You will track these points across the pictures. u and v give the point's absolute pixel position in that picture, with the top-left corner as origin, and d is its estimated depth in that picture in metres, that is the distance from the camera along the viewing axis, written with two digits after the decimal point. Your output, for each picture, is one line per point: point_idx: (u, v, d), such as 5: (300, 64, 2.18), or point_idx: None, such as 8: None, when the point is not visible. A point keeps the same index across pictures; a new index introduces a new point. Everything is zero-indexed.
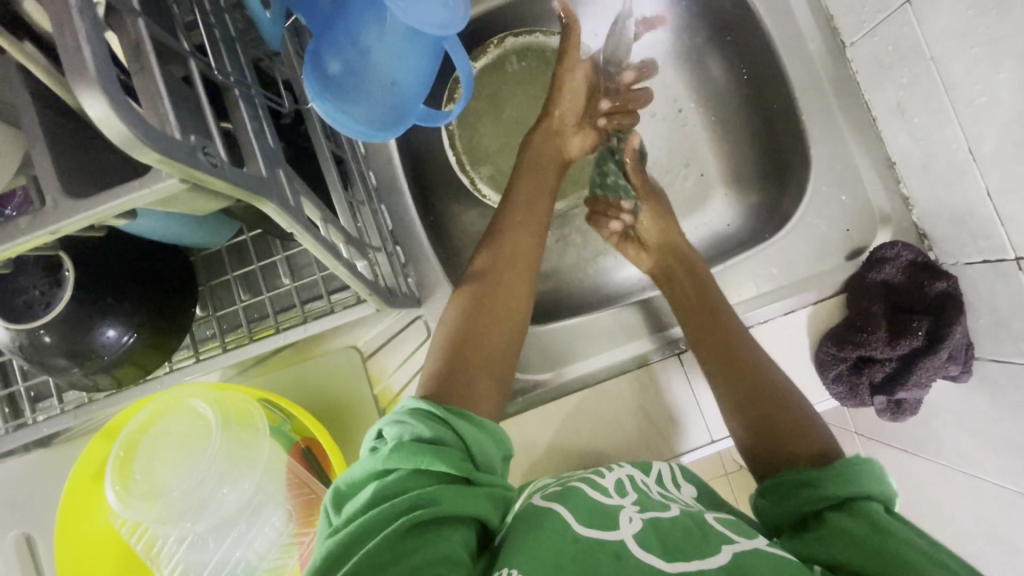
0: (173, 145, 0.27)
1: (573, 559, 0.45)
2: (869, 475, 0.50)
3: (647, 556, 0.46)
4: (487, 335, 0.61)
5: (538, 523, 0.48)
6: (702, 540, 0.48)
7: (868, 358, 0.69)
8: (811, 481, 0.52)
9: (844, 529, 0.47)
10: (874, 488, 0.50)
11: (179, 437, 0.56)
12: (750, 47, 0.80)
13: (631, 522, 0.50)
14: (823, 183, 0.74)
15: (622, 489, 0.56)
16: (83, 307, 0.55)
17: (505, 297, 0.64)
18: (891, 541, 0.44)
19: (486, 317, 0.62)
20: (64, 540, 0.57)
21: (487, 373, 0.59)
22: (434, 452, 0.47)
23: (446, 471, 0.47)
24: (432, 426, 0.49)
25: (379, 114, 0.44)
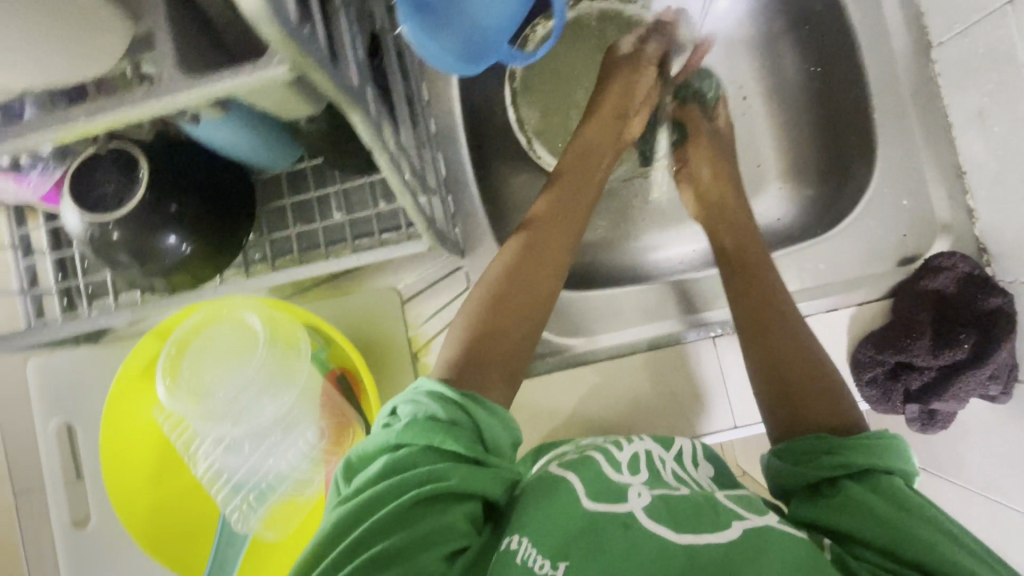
0: (290, 26, 0.28)
1: (580, 530, 0.46)
2: (893, 452, 0.50)
3: (655, 526, 0.46)
4: (503, 326, 0.59)
5: (552, 490, 0.49)
6: (714, 514, 0.48)
7: (907, 364, 0.68)
8: (834, 449, 0.50)
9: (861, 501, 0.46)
10: (896, 466, 0.49)
11: (228, 344, 0.58)
12: (829, 38, 0.78)
13: (640, 495, 0.50)
14: (885, 185, 0.73)
15: (635, 461, 0.56)
16: (153, 208, 0.57)
17: (525, 288, 0.62)
18: (908, 518, 0.44)
19: (503, 306, 0.60)
20: (110, 426, 0.60)
21: (508, 346, 0.59)
22: (445, 431, 0.48)
23: (455, 450, 0.48)
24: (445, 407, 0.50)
25: (465, 46, 0.44)
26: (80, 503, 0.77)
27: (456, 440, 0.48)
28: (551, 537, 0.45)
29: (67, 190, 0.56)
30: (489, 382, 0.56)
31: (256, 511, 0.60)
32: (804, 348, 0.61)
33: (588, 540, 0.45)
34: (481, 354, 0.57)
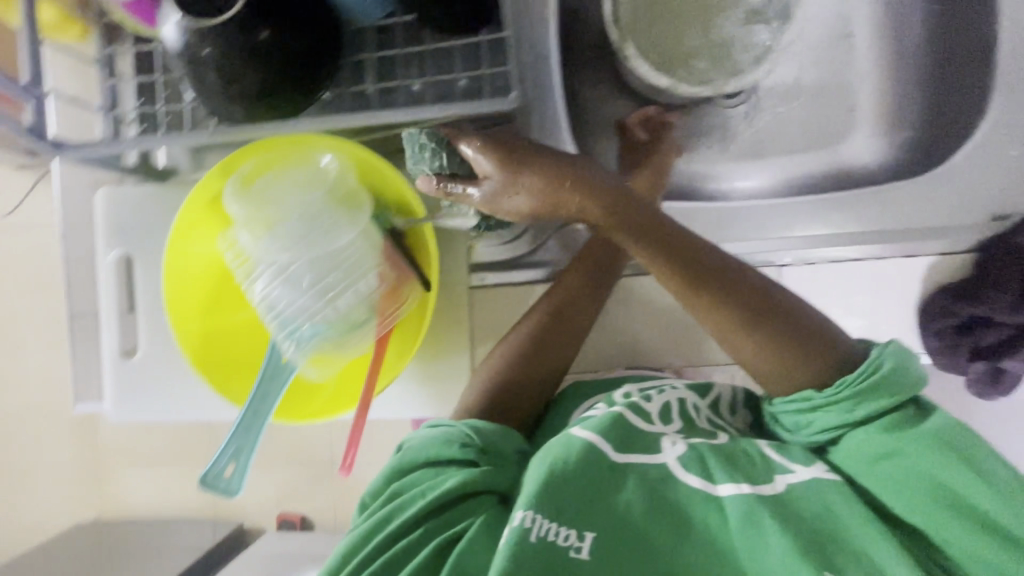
0: None
1: (609, 488, 0.46)
2: (902, 377, 0.47)
3: (689, 479, 0.47)
4: (545, 351, 0.67)
5: (569, 445, 0.47)
6: (757, 466, 0.48)
7: (983, 320, 0.65)
8: (841, 405, 0.48)
9: (887, 458, 0.46)
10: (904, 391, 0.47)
11: (298, 181, 0.60)
12: None
13: (674, 444, 0.50)
14: (994, 134, 0.68)
15: (666, 410, 0.55)
16: (248, 26, 0.56)
17: (569, 323, 0.68)
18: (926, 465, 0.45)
19: (553, 326, 0.68)
20: (175, 246, 0.62)
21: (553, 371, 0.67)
22: (444, 443, 0.52)
23: (456, 459, 0.51)
24: (447, 426, 0.54)
25: None
26: (130, 335, 0.79)
27: (456, 447, 0.52)
28: (571, 510, 0.44)
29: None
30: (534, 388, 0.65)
31: (305, 346, 0.59)
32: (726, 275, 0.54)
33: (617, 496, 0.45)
34: (532, 356, 0.66)
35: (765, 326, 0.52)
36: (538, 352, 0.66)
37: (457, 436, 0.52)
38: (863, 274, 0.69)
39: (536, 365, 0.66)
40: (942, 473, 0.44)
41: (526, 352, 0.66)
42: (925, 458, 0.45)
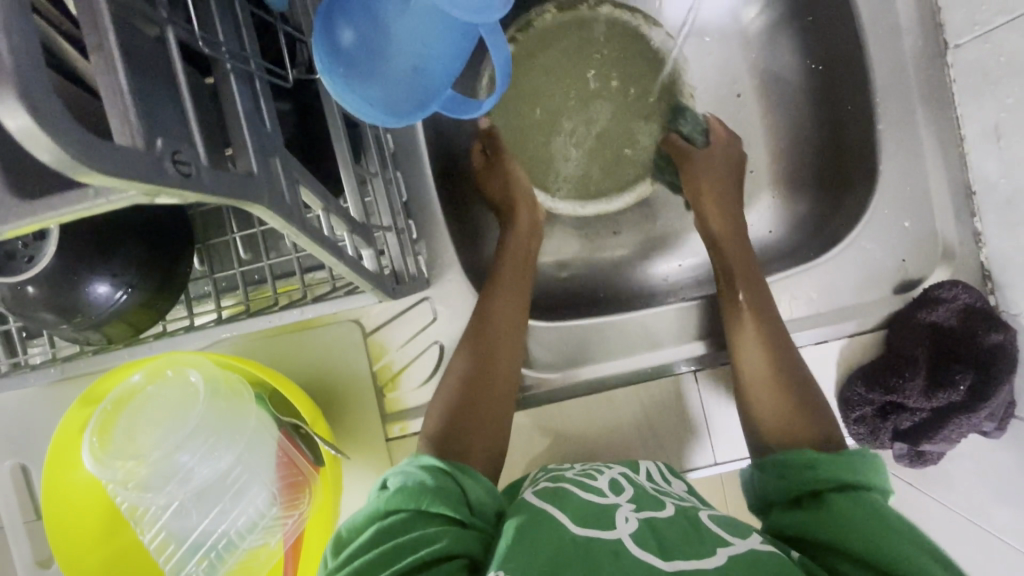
0: (129, 157, 0.22)
1: (571, 558, 0.40)
2: (873, 469, 0.48)
3: (645, 556, 0.41)
4: (476, 409, 0.58)
5: (538, 522, 0.44)
6: (699, 543, 0.43)
7: (898, 404, 0.64)
8: (814, 463, 0.48)
9: (849, 514, 0.43)
10: (874, 483, 0.47)
11: (168, 403, 0.54)
12: (831, 33, 0.70)
13: (628, 520, 0.45)
14: (886, 204, 0.66)
15: (615, 484, 0.51)
16: (74, 263, 0.51)
17: (492, 364, 0.61)
18: (887, 528, 0.41)
19: (475, 386, 0.60)
20: (49, 487, 0.57)
21: (486, 420, 0.58)
22: (435, 494, 0.47)
23: (440, 512, 0.46)
24: (434, 476, 0.49)
25: (402, 100, 0.37)
26: None
27: (448, 503, 0.47)
28: (538, 557, 0.40)
29: None
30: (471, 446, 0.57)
31: (215, 570, 0.56)
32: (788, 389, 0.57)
33: (582, 564, 0.40)
34: (460, 422, 0.57)
35: (787, 388, 0.57)
36: (467, 417, 0.58)
37: (453, 491, 0.48)
38: None
39: (468, 428, 0.57)
40: (902, 539, 0.40)
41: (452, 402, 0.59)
42: (888, 521, 0.41)
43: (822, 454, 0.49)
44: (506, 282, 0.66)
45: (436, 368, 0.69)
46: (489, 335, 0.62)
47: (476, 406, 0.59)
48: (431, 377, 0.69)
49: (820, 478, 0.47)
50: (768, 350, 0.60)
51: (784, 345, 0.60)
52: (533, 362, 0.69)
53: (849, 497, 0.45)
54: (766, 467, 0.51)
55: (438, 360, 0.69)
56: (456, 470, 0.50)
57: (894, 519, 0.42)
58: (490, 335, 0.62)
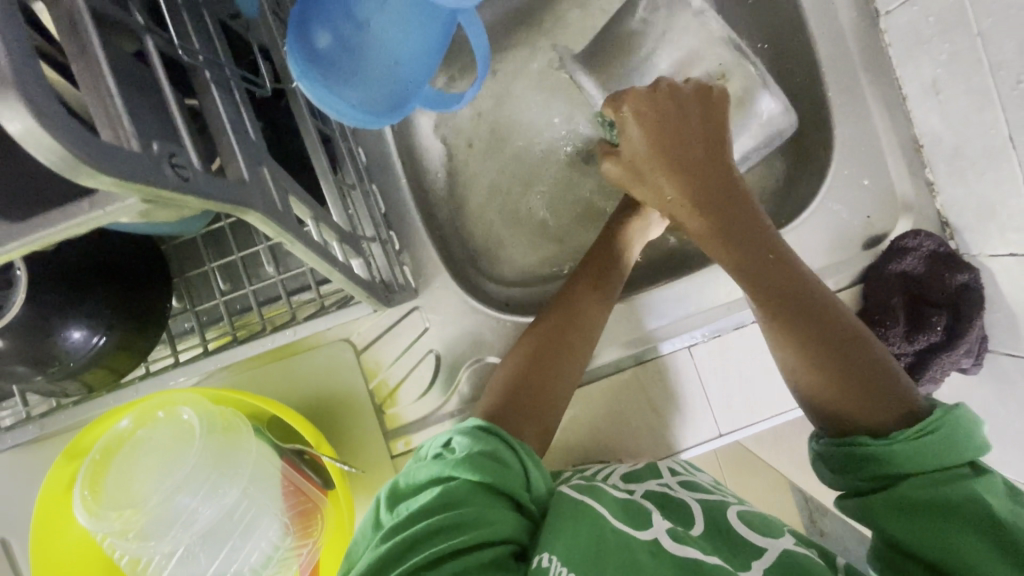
0: (128, 160, 0.21)
1: (613, 562, 0.40)
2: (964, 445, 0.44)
3: (686, 550, 0.41)
4: (539, 401, 0.57)
5: (579, 517, 0.43)
6: (731, 551, 0.42)
7: (882, 352, 0.67)
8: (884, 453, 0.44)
9: (919, 508, 0.42)
10: (964, 454, 0.43)
11: (162, 446, 0.51)
12: (773, 11, 0.74)
13: (662, 519, 0.45)
14: (845, 165, 0.70)
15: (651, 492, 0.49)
16: (43, 310, 0.48)
17: (559, 353, 0.60)
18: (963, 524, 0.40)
19: (540, 378, 0.58)
20: (37, 551, 0.53)
21: (536, 413, 0.57)
22: (491, 466, 0.45)
23: (495, 484, 0.45)
24: (490, 443, 0.47)
25: (382, 96, 0.37)
26: None
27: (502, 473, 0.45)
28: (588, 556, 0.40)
29: None
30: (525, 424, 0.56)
31: None
32: (835, 368, 0.49)
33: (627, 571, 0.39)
34: (523, 401, 0.57)
35: (849, 382, 0.48)
36: (522, 406, 0.57)
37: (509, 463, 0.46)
38: None
39: (529, 412, 0.57)
40: (975, 535, 0.40)
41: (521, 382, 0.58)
42: (963, 515, 0.41)
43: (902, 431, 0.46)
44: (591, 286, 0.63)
45: (434, 377, 0.68)
46: (567, 343, 0.60)
47: (534, 392, 0.58)
48: (430, 387, 0.67)
49: (896, 455, 0.45)
50: (806, 347, 0.51)
51: (846, 327, 0.52)
52: None
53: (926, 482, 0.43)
54: (832, 448, 0.48)
55: (435, 368, 0.68)
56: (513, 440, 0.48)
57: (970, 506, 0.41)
58: (563, 325, 0.61)
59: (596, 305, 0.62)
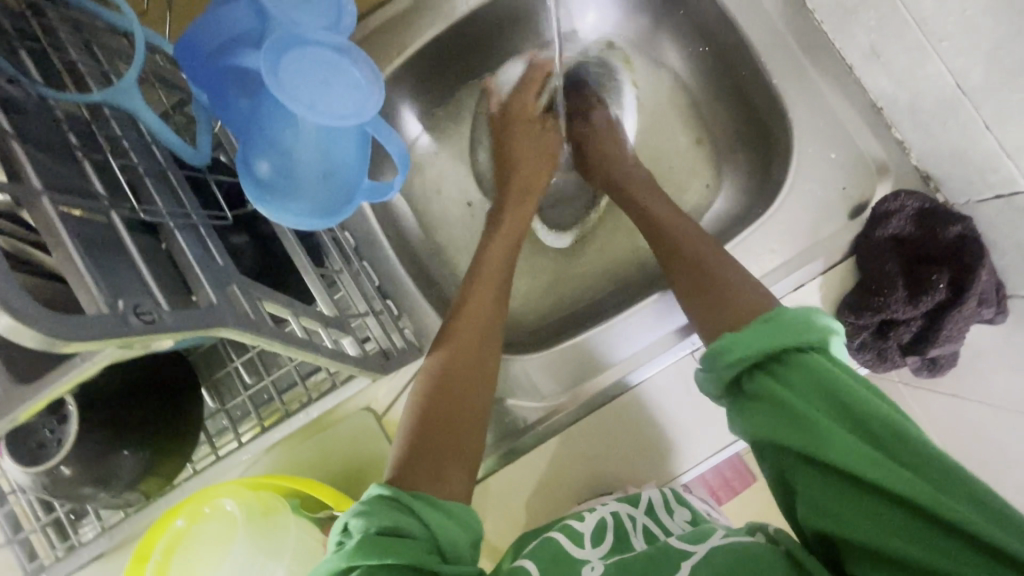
0: (96, 324, 0.26)
1: None
2: (808, 328, 0.48)
3: None
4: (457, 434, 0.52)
5: None
6: (658, 561, 0.45)
7: (892, 320, 0.65)
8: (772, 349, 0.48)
9: (774, 396, 0.46)
10: (816, 342, 0.48)
11: (212, 539, 0.57)
12: (703, 17, 0.76)
13: (593, 569, 0.46)
14: (808, 144, 0.70)
15: (600, 529, 0.50)
16: (93, 437, 0.55)
17: (466, 375, 0.56)
18: (829, 400, 0.44)
19: (450, 408, 0.53)
20: None
21: (456, 443, 0.51)
22: (395, 545, 0.39)
23: (408, 566, 0.39)
24: (393, 517, 0.41)
25: (323, 199, 0.41)
26: None
27: (412, 551, 0.39)
28: None
29: (6, 448, 0.55)
30: (444, 464, 0.50)
31: None
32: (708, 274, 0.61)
33: None
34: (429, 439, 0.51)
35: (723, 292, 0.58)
36: (434, 434, 0.51)
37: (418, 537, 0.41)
38: None
39: (446, 448, 0.50)
40: (832, 409, 0.43)
41: (430, 412, 0.53)
42: (820, 389, 0.44)
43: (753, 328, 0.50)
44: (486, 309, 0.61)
45: None
46: (479, 367, 0.57)
47: (446, 419, 0.52)
48: None
49: (762, 351, 0.48)
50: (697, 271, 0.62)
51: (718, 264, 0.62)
52: (540, 397, 0.69)
53: (781, 378, 0.46)
54: (706, 355, 0.51)
55: None
56: (416, 500, 0.43)
57: (826, 379, 0.45)
58: (468, 344, 0.58)
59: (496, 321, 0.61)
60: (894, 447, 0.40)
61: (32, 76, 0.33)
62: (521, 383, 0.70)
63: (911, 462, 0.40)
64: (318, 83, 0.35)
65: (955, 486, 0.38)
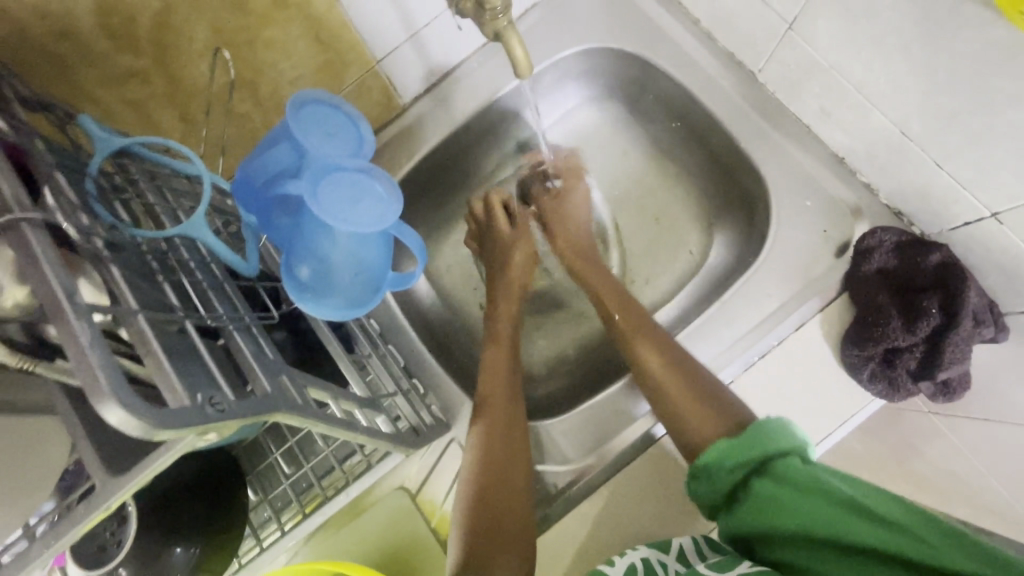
0: (183, 416, 0.32)
1: None
2: (772, 433, 0.49)
3: None
4: (502, 522, 0.56)
5: None
6: None
7: (895, 349, 0.67)
8: (738, 454, 0.49)
9: (767, 503, 0.46)
10: (783, 447, 0.48)
11: None
12: (671, 99, 0.86)
13: None
14: (784, 195, 0.77)
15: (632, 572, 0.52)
16: (151, 536, 0.59)
17: (503, 472, 0.60)
18: (810, 493, 0.44)
19: (491, 504, 0.57)
20: None
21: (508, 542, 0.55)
22: None
23: None
24: None
25: (357, 291, 0.48)
26: None
27: None
28: None
29: (69, 554, 0.59)
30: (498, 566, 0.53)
31: None
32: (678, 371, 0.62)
33: None
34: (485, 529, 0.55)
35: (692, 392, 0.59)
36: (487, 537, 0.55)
37: None
38: (779, 360, 0.73)
39: (493, 545, 0.55)
40: (819, 499, 0.44)
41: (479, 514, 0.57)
42: (806, 488, 0.45)
43: (733, 442, 0.50)
44: (501, 386, 0.67)
45: None
46: (505, 453, 0.61)
47: (494, 520, 0.56)
48: None
49: (733, 469, 0.49)
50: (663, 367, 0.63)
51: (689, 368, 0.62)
52: (564, 459, 0.71)
53: (766, 479, 0.47)
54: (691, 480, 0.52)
55: None
56: None
57: (809, 482, 0.45)
58: (497, 439, 0.62)
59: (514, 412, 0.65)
60: (898, 516, 0.41)
61: (125, 218, 0.41)
62: (549, 448, 0.72)
63: (915, 526, 0.40)
64: (348, 199, 0.43)
65: (962, 541, 0.39)
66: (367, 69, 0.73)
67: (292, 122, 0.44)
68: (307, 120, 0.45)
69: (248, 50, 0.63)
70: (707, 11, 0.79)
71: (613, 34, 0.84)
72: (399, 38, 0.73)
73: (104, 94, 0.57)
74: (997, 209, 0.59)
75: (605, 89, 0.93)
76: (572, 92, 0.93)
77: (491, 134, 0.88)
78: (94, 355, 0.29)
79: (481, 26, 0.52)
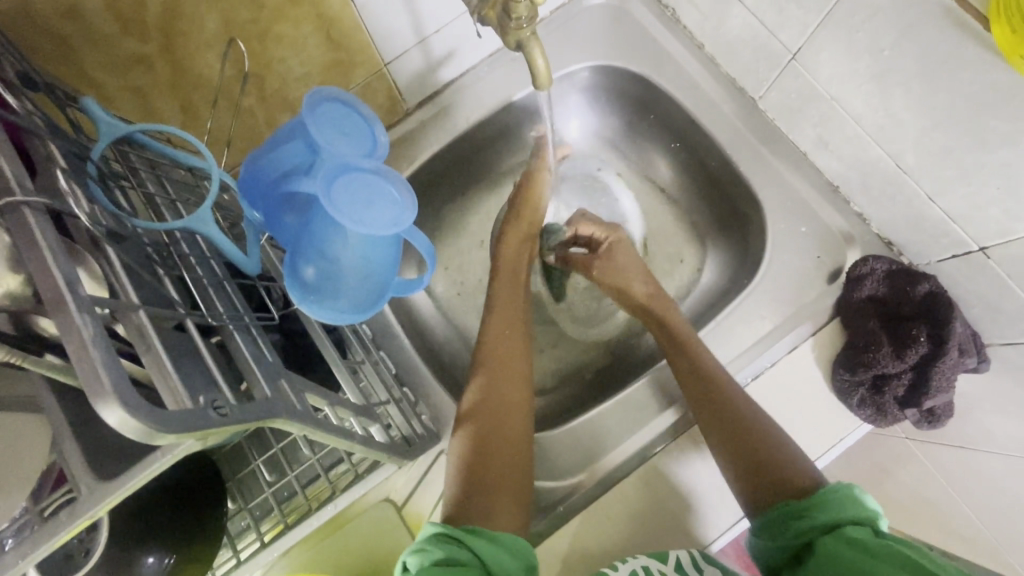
0: (185, 419, 0.30)
1: None
2: (846, 499, 0.50)
3: None
4: (502, 464, 0.59)
5: None
6: None
7: (884, 375, 0.68)
8: (806, 510, 0.51)
9: (834, 563, 0.46)
10: (854, 515, 0.49)
11: None
12: (671, 118, 0.88)
13: None
14: (779, 219, 0.78)
15: None
16: (122, 546, 0.55)
17: (503, 412, 0.62)
18: (877, 558, 0.44)
19: (491, 445, 0.60)
20: None
21: (508, 480, 0.58)
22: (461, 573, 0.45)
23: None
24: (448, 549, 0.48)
25: (362, 296, 0.47)
26: None
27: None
28: None
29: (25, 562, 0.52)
30: (497, 504, 0.55)
31: None
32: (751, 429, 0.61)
33: None
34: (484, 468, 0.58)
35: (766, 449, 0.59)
36: (487, 475, 0.57)
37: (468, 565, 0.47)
38: (771, 382, 0.73)
39: (493, 482, 0.57)
40: (887, 564, 0.44)
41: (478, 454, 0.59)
42: (872, 552, 0.45)
43: (803, 503, 0.52)
44: (502, 341, 0.68)
45: None
46: (506, 393, 0.64)
47: (495, 460, 0.59)
48: None
49: (802, 529, 0.51)
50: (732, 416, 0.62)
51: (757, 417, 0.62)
52: (556, 473, 0.70)
53: (835, 543, 0.48)
54: (755, 534, 0.55)
55: None
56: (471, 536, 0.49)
57: (881, 549, 0.45)
58: (500, 380, 0.64)
59: (516, 354, 0.67)
60: None
61: (125, 206, 0.40)
62: (542, 462, 0.71)
63: None
64: (363, 200, 0.42)
65: None
66: (375, 71, 0.73)
67: (309, 118, 0.44)
68: (323, 118, 0.45)
69: (258, 44, 0.62)
70: (712, 37, 0.81)
71: (618, 53, 0.85)
72: (408, 43, 0.72)
73: (105, 79, 0.55)
74: (985, 243, 0.61)
75: (607, 105, 0.94)
76: (575, 107, 0.94)
77: (493, 143, 0.88)
78: (97, 352, 0.27)
79: (502, 35, 0.52)
